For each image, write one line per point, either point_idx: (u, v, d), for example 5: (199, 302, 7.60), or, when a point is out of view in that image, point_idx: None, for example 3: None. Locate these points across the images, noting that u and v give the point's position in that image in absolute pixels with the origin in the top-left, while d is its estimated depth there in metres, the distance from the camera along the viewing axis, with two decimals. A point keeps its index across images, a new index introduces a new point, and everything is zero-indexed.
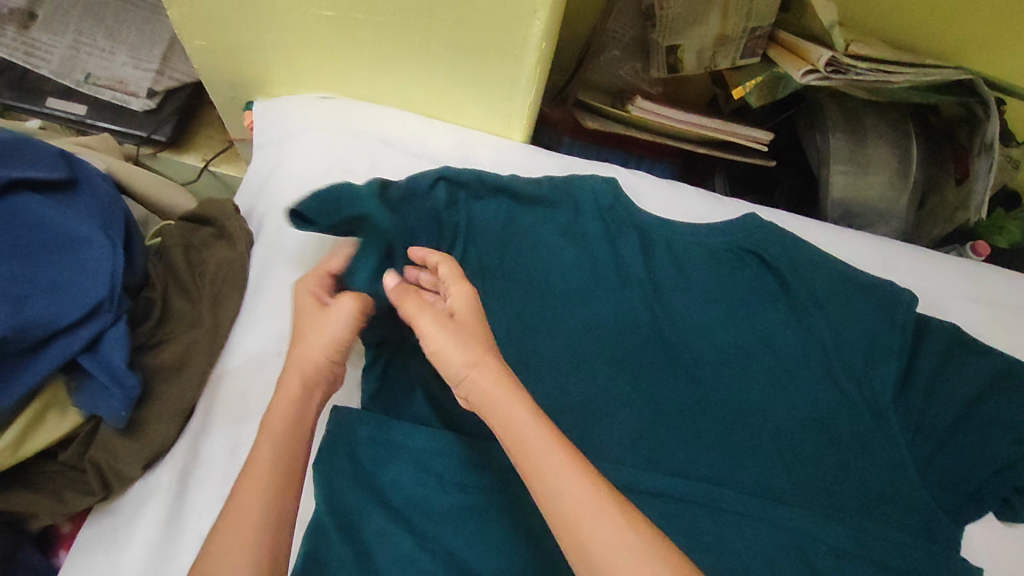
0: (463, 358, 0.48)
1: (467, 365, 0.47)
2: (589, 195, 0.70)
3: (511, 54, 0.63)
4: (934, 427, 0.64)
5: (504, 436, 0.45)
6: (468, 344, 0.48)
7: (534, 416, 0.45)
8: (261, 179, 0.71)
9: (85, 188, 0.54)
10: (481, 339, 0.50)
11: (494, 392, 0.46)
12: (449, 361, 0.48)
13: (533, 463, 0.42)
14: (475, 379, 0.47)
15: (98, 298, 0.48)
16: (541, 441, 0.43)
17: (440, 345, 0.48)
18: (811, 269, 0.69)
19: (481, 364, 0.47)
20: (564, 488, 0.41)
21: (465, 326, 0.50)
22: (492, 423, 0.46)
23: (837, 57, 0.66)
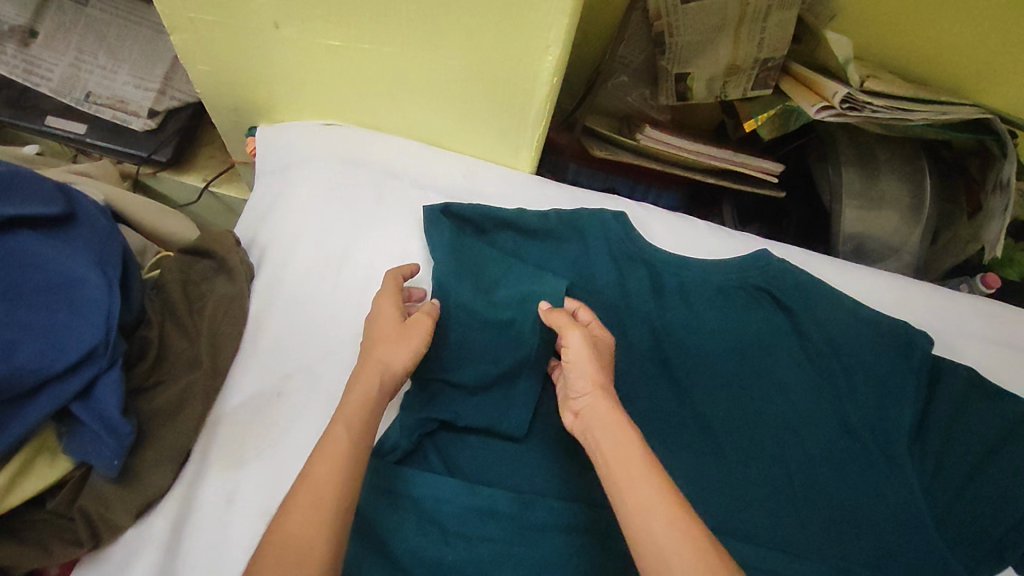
0: (591, 379, 0.52)
1: (595, 386, 0.51)
2: (598, 229, 0.68)
3: (522, 87, 0.62)
4: (949, 476, 0.63)
5: (604, 450, 0.47)
6: (602, 371, 0.53)
7: (636, 435, 0.47)
8: (262, 208, 0.69)
9: (82, 223, 0.53)
10: (608, 373, 0.54)
11: (605, 408, 0.49)
12: (581, 376, 0.52)
13: (625, 479, 0.44)
14: (595, 400, 0.50)
15: (92, 342, 0.46)
16: (639, 460, 0.45)
17: (579, 364, 0.53)
18: (824, 308, 0.67)
19: (605, 389, 0.51)
20: (645, 496, 0.42)
21: (602, 359, 0.55)
22: (597, 439, 0.48)
23: (852, 93, 0.65)
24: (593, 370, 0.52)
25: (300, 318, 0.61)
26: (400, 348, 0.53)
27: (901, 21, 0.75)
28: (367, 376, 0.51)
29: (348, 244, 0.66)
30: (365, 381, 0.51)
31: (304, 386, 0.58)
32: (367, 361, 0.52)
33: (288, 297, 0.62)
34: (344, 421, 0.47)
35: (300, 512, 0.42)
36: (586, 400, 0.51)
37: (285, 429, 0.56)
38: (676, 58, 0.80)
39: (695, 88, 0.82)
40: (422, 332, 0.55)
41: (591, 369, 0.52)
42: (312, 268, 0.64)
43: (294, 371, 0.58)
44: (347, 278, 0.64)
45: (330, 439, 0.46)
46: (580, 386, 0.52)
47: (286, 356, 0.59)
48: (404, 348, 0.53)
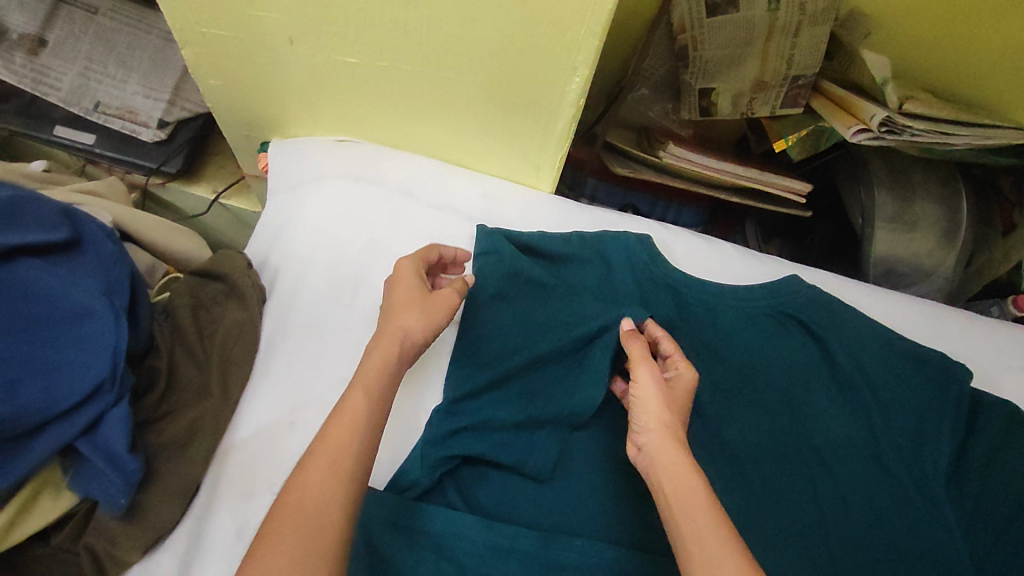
0: (657, 418, 0.51)
1: (659, 424, 0.50)
2: (622, 253, 0.66)
3: (545, 107, 0.60)
4: (988, 518, 0.60)
5: (666, 490, 0.46)
6: (671, 413, 0.51)
7: (704, 484, 0.46)
8: (275, 228, 0.67)
9: (89, 249, 0.50)
10: (678, 415, 0.52)
11: (670, 451, 0.48)
12: (646, 414, 0.51)
13: (694, 535, 0.43)
14: (657, 437, 0.49)
15: (97, 379, 0.44)
16: (707, 513, 0.43)
17: (645, 404, 0.52)
18: (858, 339, 0.65)
19: (671, 427, 0.50)
20: (715, 557, 0.41)
21: (674, 399, 0.53)
22: (659, 481, 0.47)
23: (892, 116, 0.61)
24: (659, 409, 0.51)
25: (313, 346, 0.59)
26: (417, 310, 0.52)
27: (938, 36, 0.73)
28: (386, 340, 0.51)
29: (362, 269, 0.63)
30: (383, 346, 0.50)
31: (317, 418, 0.56)
32: (385, 327, 0.52)
33: (301, 324, 0.60)
34: (365, 386, 0.48)
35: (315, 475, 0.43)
36: (649, 440, 0.50)
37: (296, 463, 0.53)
38: (700, 72, 0.78)
39: (720, 102, 0.79)
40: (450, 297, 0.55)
41: (656, 408, 0.51)
42: (325, 294, 0.61)
43: (306, 401, 0.56)
44: (362, 303, 0.62)
45: (350, 405, 0.46)
46: (643, 423, 0.51)
47: (297, 386, 0.57)
48: (422, 312, 0.53)
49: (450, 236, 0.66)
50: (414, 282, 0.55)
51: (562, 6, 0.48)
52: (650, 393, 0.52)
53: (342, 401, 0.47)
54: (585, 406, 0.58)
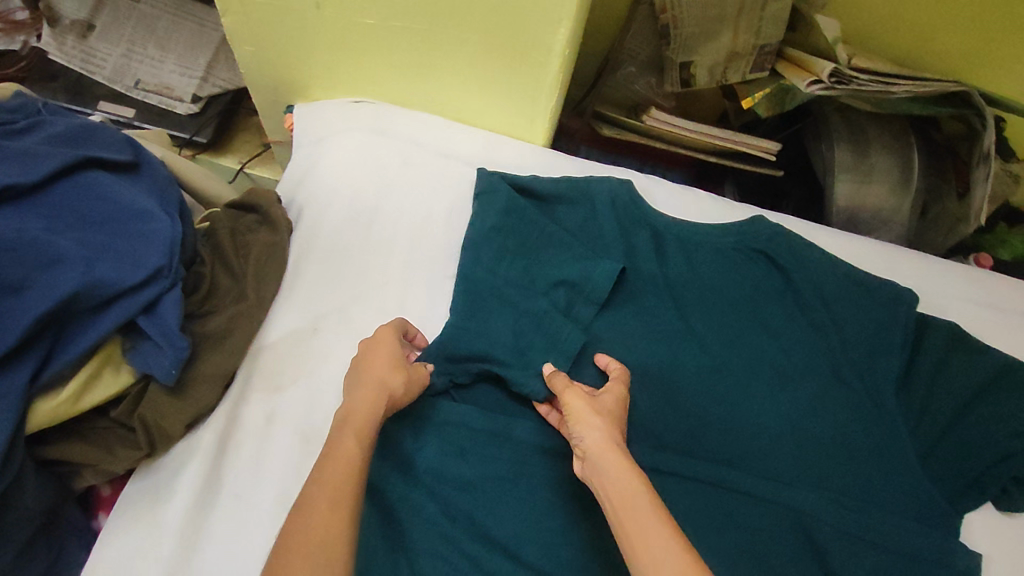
0: (594, 427, 0.53)
1: (598, 435, 0.52)
2: (605, 194, 0.75)
3: (536, 60, 0.68)
4: (933, 421, 0.67)
5: (614, 499, 0.48)
6: (606, 424, 0.54)
7: (645, 486, 0.48)
8: (298, 173, 0.76)
9: (146, 171, 0.59)
10: (612, 421, 0.55)
11: (611, 457, 0.50)
12: (586, 426, 0.53)
13: (637, 537, 0.45)
14: (598, 447, 0.51)
15: (159, 263, 0.52)
16: (649, 514, 0.46)
17: (585, 419, 0.54)
18: (818, 271, 0.72)
19: (609, 436, 0.52)
20: (661, 556, 0.43)
21: (607, 412, 0.56)
22: (603, 485, 0.49)
23: (839, 68, 0.70)
24: (595, 422, 0.53)
25: (333, 268, 0.67)
26: (400, 369, 0.56)
27: (888, 11, 0.83)
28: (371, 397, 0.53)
29: (376, 206, 0.72)
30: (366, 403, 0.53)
31: (336, 325, 0.64)
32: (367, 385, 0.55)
33: (322, 250, 0.68)
34: (355, 430, 0.51)
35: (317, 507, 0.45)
36: (588, 448, 0.52)
37: (320, 360, 0.62)
38: (680, 48, 0.86)
39: (697, 75, 0.87)
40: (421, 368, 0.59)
41: (593, 420, 0.54)
42: (343, 226, 0.70)
43: (328, 310, 0.65)
44: (376, 234, 0.70)
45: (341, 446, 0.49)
46: (582, 434, 0.53)
47: (320, 298, 0.65)
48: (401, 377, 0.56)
49: (454, 179, 0.75)
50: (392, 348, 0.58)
51: None
52: (582, 407, 0.55)
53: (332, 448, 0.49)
54: (567, 332, 0.66)
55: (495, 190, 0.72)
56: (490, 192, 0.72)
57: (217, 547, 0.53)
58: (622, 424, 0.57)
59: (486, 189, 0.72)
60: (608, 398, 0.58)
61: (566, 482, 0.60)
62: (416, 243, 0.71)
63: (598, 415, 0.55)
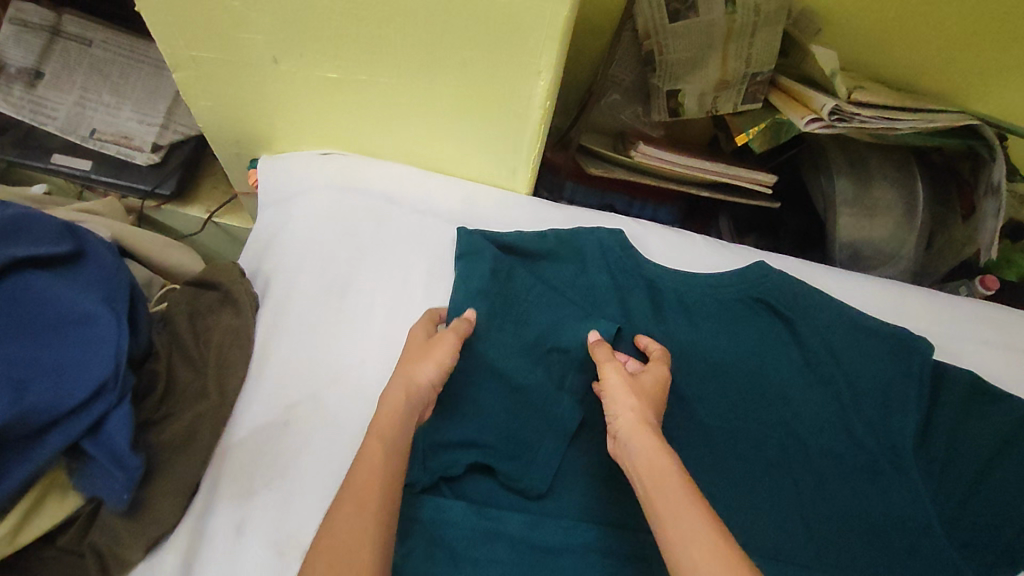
0: (627, 402, 0.52)
1: (630, 413, 0.51)
2: (595, 248, 0.70)
3: (516, 112, 0.63)
4: (955, 482, 0.63)
5: (642, 473, 0.46)
6: (640, 401, 0.52)
7: (676, 461, 0.46)
8: (265, 239, 0.70)
9: (91, 260, 0.54)
10: (649, 400, 0.53)
11: (642, 433, 0.49)
12: (620, 401, 0.52)
13: (665, 510, 0.42)
14: (630, 424, 0.50)
15: (102, 377, 0.47)
16: (677, 486, 0.44)
17: (620, 394, 0.53)
18: (826, 321, 0.68)
19: (643, 413, 0.51)
20: (687, 530, 0.41)
21: (644, 390, 0.54)
22: (633, 461, 0.48)
23: (840, 106, 0.65)
24: (629, 398, 0.52)
25: (306, 347, 0.62)
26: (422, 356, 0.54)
27: (884, 34, 0.78)
28: (395, 390, 0.52)
29: (351, 273, 0.67)
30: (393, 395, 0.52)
31: (310, 414, 0.59)
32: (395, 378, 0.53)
33: (292, 328, 0.63)
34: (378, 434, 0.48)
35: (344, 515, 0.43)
36: (621, 425, 0.51)
37: (295, 456, 0.57)
38: (667, 75, 0.81)
39: (686, 103, 0.83)
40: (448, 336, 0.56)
41: (627, 397, 0.52)
42: (315, 298, 0.65)
43: (301, 398, 0.59)
44: (350, 305, 0.65)
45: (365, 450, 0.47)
46: (617, 410, 0.52)
47: (292, 384, 0.60)
48: (427, 359, 0.54)
49: (432, 238, 0.70)
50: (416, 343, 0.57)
51: (524, 16, 0.52)
52: (618, 383, 0.54)
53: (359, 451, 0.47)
54: (561, 407, 0.61)
55: (478, 252, 0.66)
56: (473, 254, 0.67)
57: None
58: (663, 407, 0.55)
59: (469, 251, 0.67)
60: (650, 377, 0.57)
61: None
62: (394, 313, 0.65)
63: (635, 392, 0.53)
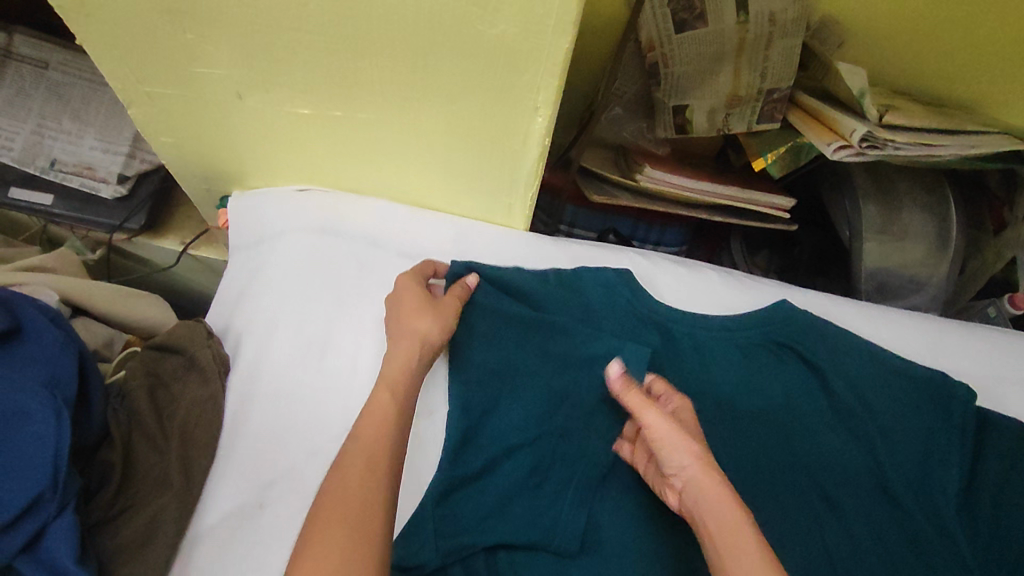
0: (683, 448, 0.47)
1: (690, 461, 0.47)
2: (601, 288, 0.64)
3: (510, 148, 0.57)
4: (1008, 545, 0.57)
5: (710, 529, 0.43)
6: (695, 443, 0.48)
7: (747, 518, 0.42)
8: (237, 291, 0.64)
9: (32, 340, 0.47)
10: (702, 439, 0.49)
11: (705, 484, 0.45)
12: (676, 448, 0.48)
13: None
14: (691, 474, 0.46)
15: (36, 490, 0.40)
16: (755, 552, 0.40)
17: (675, 438, 0.48)
18: (855, 364, 0.62)
19: (703, 458, 0.46)
20: None
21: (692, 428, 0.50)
22: (702, 518, 0.44)
23: (873, 131, 0.58)
24: (682, 440, 0.48)
25: (283, 418, 0.55)
26: (430, 311, 0.55)
27: (910, 42, 0.72)
28: (405, 342, 0.53)
29: (332, 327, 0.60)
30: (403, 349, 0.53)
31: (288, 497, 0.52)
32: (403, 328, 0.54)
33: (266, 395, 0.56)
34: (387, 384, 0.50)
35: (353, 467, 0.44)
36: (681, 473, 0.47)
37: (269, 548, 0.50)
38: (672, 89, 0.75)
39: (694, 119, 0.76)
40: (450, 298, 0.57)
41: (679, 439, 0.48)
42: (293, 358, 0.58)
43: (277, 477, 0.53)
44: (332, 365, 0.58)
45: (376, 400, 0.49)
46: (678, 460, 0.47)
47: (268, 462, 0.53)
48: (434, 315, 0.55)
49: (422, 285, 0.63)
50: (417, 290, 0.57)
51: (518, 45, 0.45)
52: (663, 424, 0.49)
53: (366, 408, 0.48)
54: (574, 475, 0.57)
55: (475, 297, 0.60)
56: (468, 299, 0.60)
57: None
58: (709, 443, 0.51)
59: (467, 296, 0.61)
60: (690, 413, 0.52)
61: None
62: None
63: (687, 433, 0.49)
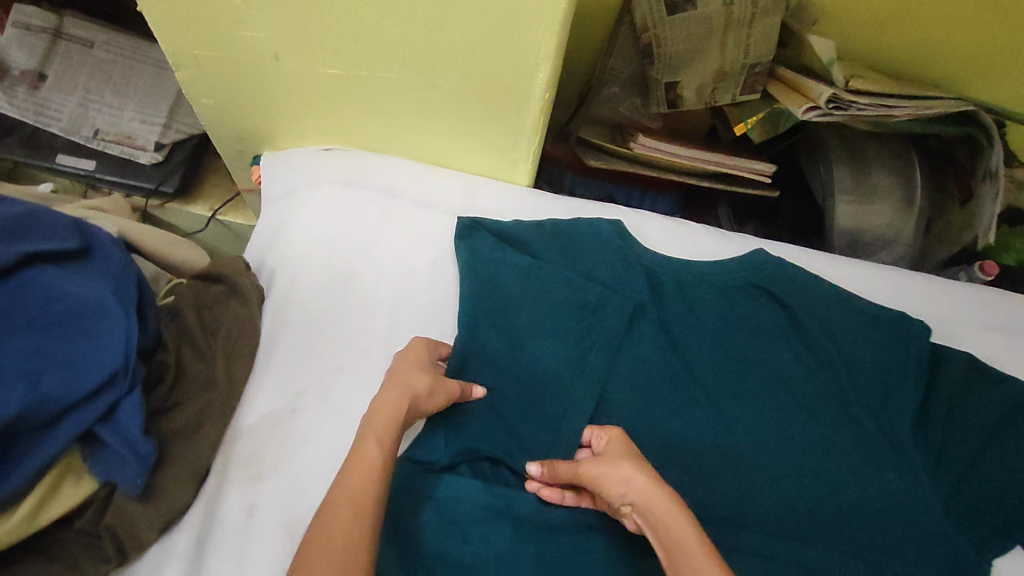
0: (622, 472, 0.48)
1: (633, 484, 0.47)
2: (595, 237, 0.70)
3: (515, 105, 0.64)
4: (956, 460, 0.64)
5: (663, 545, 0.44)
6: (634, 465, 0.49)
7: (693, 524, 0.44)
8: (268, 235, 0.71)
9: (99, 256, 0.54)
10: (640, 462, 0.50)
11: (651, 501, 0.46)
12: (617, 480, 0.48)
13: None
14: (635, 495, 0.47)
15: (113, 368, 0.48)
16: (702, 555, 0.42)
17: (612, 469, 0.49)
18: (820, 305, 0.69)
19: (644, 476, 0.47)
20: None
21: (628, 456, 0.51)
22: (653, 536, 0.45)
23: (838, 93, 0.65)
24: (621, 468, 0.49)
25: (314, 340, 0.63)
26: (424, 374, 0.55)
27: (882, 24, 0.79)
28: (394, 395, 0.52)
29: (354, 264, 0.68)
30: (389, 404, 0.52)
31: (318, 404, 0.60)
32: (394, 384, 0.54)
33: (299, 319, 0.64)
34: (377, 437, 0.49)
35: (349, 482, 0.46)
36: (624, 497, 0.47)
37: (303, 444, 0.59)
38: (665, 68, 0.82)
39: (685, 95, 0.84)
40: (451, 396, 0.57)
41: (617, 469, 0.49)
42: (321, 289, 0.66)
43: (309, 388, 0.61)
44: (356, 296, 0.66)
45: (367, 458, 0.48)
46: (619, 488, 0.48)
47: (301, 375, 0.61)
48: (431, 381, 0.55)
49: (435, 231, 0.71)
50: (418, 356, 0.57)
51: (522, 8, 0.53)
52: (598, 465, 0.50)
53: (353, 453, 0.49)
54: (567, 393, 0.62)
55: (482, 248, 0.68)
56: (475, 249, 0.68)
57: None
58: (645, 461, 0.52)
59: (474, 250, 0.68)
60: (622, 443, 0.53)
61: (571, 553, 0.57)
62: (399, 303, 0.67)
63: (624, 460, 0.50)
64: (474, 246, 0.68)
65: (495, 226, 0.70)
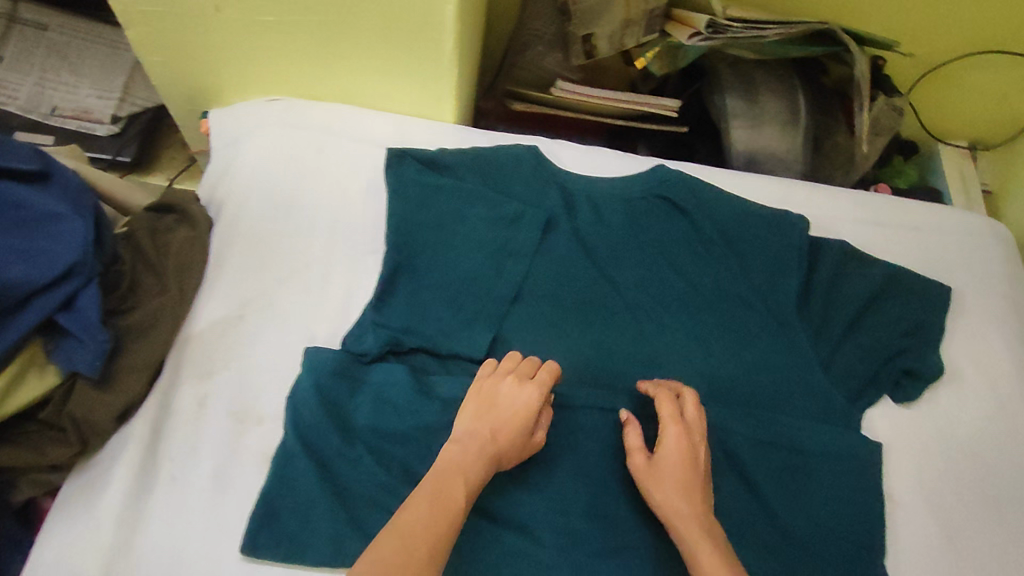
0: (654, 488, 0.56)
1: (660, 504, 0.55)
2: (513, 160, 0.77)
3: (434, 40, 0.72)
4: (834, 329, 0.70)
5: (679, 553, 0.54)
6: (672, 486, 0.55)
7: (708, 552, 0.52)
8: (216, 176, 0.77)
9: (58, 179, 0.59)
10: (682, 478, 0.56)
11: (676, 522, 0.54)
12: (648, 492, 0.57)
13: None
14: (662, 511, 0.55)
15: (71, 260, 0.55)
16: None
17: (667, 501, 0.55)
18: (717, 207, 0.75)
19: (672, 499, 0.55)
20: None
21: (674, 468, 0.57)
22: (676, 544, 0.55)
23: (715, 20, 0.77)
24: (655, 483, 0.56)
25: (260, 257, 0.70)
26: (517, 439, 0.56)
27: None
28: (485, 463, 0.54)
29: (296, 194, 0.75)
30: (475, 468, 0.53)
31: (262, 310, 0.67)
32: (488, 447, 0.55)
33: (246, 240, 0.71)
34: (462, 472, 0.52)
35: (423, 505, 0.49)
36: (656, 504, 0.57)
37: (250, 343, 0.65)
38: (579, 21, 0.90)
39: (600, 46, 0.91)
40: (530, 448, 0.57)
41: (653, 484, 0.56)
42: (266, 215, 0.73)
43: (255, 297, 0.67)
44: (297, 220, 0.73)
45: (453, 493, 0.51)
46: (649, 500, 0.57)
47: (247, 285, 0.68)
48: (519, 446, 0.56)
49: (367, 162, 0.78)
50: (518, 407, 0.57)
51: None
52: (640, 466, 0.58)
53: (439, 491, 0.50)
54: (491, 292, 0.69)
55: (406, 175, 0.73)
56: (400, 180, 0.73)
57: (158, 534, 0.56)
58: (695, 467, 0.57)
59: (401, 184, 0.73)
60: (671, 441, 0.58)
61: None
62: (338, 222, 0.74)
63: (662, 478, 0.56)
64: (400, 178, 0.73)
65: (418, 153, 0.74)
